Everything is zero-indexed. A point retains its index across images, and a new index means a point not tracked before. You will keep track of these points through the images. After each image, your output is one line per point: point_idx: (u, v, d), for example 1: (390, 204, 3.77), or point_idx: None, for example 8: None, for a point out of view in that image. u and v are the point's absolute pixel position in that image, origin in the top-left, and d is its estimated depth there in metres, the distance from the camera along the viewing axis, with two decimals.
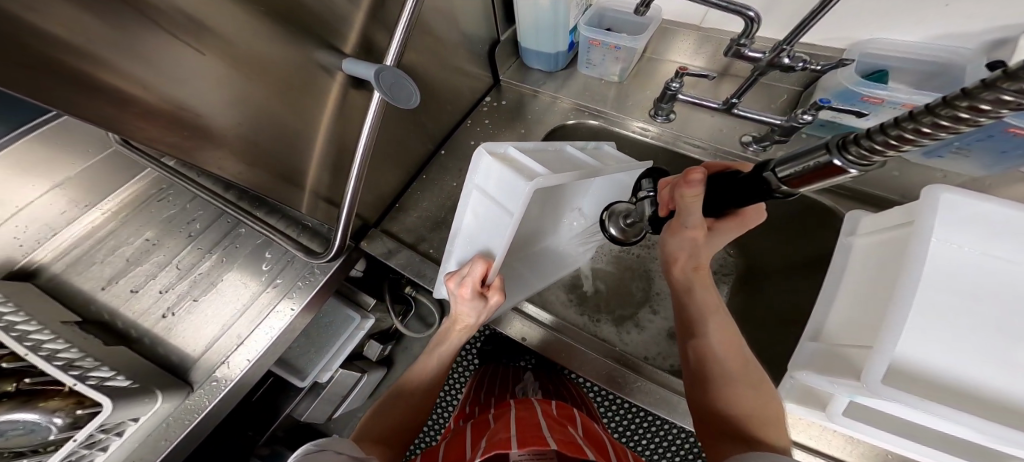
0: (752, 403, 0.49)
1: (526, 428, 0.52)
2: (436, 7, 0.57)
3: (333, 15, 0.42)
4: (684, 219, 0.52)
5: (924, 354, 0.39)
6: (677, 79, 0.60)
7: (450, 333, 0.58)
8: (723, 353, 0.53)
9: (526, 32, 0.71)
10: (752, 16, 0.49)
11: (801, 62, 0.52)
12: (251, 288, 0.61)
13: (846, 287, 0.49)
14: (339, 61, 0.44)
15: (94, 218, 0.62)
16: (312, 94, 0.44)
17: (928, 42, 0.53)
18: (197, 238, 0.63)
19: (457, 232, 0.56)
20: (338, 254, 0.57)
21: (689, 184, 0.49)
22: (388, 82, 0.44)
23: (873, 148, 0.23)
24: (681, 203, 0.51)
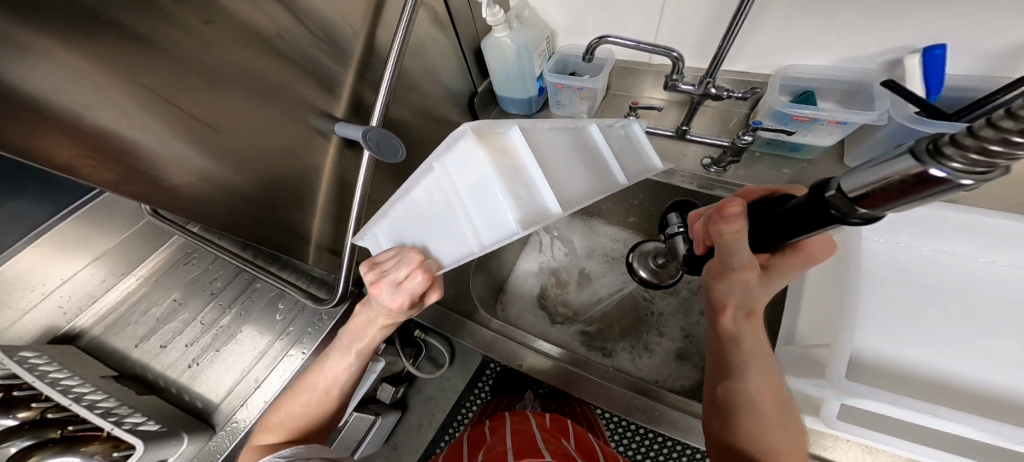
0: (780, 442, 0.41)
1: (522, 441, 0.53)
2: (417, 72, 0.67)
3: (326, 93, 0.52)
4: (728, 260, 0.42)
5: (880, 345, 0.48)
6: (632, 112, 0.70)
7: (371, 327, 0.53)
8: (762, 398, 0.43)
9: (500, 84, 0.81)
10: (676, 56, 0.54)
11: (726, 91, 0.57)
12: (267, 338, 0.68)
13: (812, 289, 0.51)
14: (332, 125, 0.54)
15: (128, 285, 0.73)
16: (310, 156, 0.53)
17: (839, 64, 0.61)
18: (219, 295, 0.72)
19: (401, 197, 0.45)
20: (341, 300, 0.63)
21: (728, 218, 0.39)
22: (375, 140, 0.51)
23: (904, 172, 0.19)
24: (720, 241, 0.41)
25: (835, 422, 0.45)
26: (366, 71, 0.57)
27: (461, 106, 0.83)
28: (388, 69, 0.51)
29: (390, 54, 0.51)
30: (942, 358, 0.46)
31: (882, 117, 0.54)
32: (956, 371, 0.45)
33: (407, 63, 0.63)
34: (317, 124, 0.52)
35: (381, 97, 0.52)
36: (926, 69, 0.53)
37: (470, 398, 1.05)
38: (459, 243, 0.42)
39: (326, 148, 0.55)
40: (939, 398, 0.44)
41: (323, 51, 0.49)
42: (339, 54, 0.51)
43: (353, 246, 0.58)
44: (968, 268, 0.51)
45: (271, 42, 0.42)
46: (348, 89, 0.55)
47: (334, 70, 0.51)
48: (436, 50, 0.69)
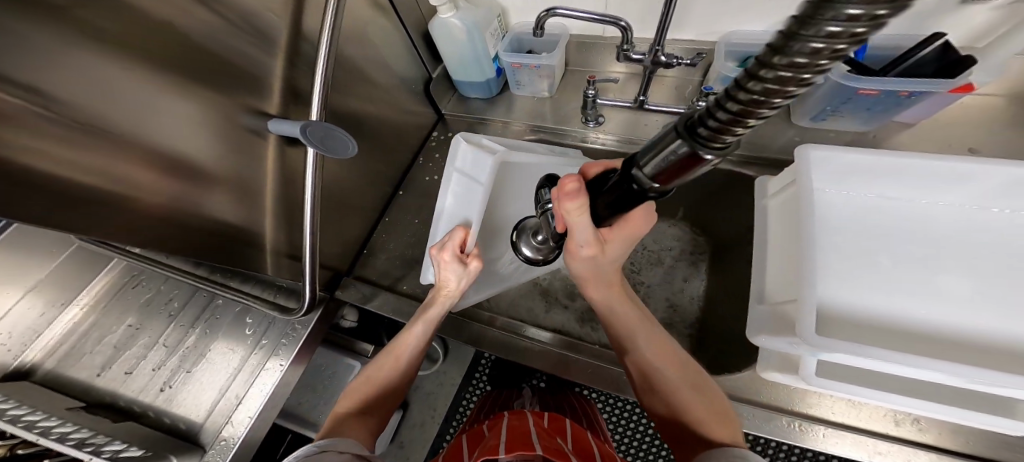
0: (696, 403, 0.44)
1: (516, 435, 0.54)
2: (363, 59, 0.64)
3: (254, 87, 0.48)
4: (575, 237, 0.43)
5: (841, 300, 0.48)
6: (591, 86, 0.67)
7: (432, 306, 0.59)
8: (661, 363, 0.48)
9: (455, 69, 0.78)
10: (625, 25, 0.53)
11: (676, 58, 0.56)
12: (239, 353, 0.66)
13: (776, 253, 0.50)
14: (266, 123, 0.51)
15: (72, 315, 0.70)
16: (249, 156, 0.50)
17: (773, 28, 0.62)
18: (179, 315, 0.70)
19: (440, 213, 0.66)
20: (311, 307, 0.61)
21: (569, 195, 0.39)
22: (317, 135, 0.49)
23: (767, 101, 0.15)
24: (566, 220, 0.41)
25: (812, 379, 0.43)
26: (296, 60, 0.53)
27: (416, 94, 0.80)
28: (321, 57, 0.48)
29: (320, 40, 0.48)
30: (908, 305, 0.47)
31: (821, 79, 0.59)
32: (912, 316, 0.47)
33: (348, 50, 0.60)
34: (247, 123, 0.48)
35: (318, 90, 0.49)
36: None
37: (468, 390, 1.04)
38: (476, 205, 0.62)
39: (265, 148, 0.52)
40: (911, 345, 0.45)
41: (244, 41, 0.45)
42: (262, 44, 0.48)
43: (312, 250, 0.55)
44: (914, 209, 0.51)
45: (180, 31, 0.38)
46: (279, 82, 0.51)
47: (258, 61, 0.48)
48: (379, 36, 0.66)
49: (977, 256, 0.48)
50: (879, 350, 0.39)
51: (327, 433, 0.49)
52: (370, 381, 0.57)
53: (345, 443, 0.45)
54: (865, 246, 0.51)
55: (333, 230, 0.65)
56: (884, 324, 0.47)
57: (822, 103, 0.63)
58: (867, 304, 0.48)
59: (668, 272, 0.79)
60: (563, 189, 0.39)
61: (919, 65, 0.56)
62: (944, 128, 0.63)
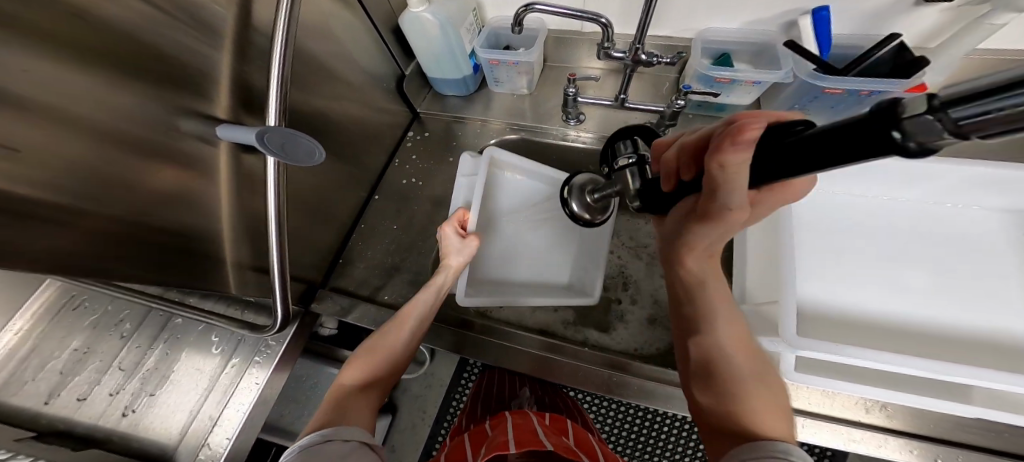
0: (759, 397, 0.40)
1: (523, 433, 0.57)
2: (328, 55, 0.60)
3: (200, 84, 0.43)
4: (720, 199, 0.31)
5: (820, 297, 0.49)
6: (571, 85, 0.65)
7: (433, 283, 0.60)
8: (734, 349, 0.42)
9: (430, 66, 0.75)
10: (605, 22, 0.51)
11: (656, 58, 0.56)
12: (208, 373, 0.61)
13: (754, 254, 0.52)
14: (214, 129, 0.46)
15: (8, 341, 0.64)
16: (201, 166, 0.45)
17: (746, 27, 0.63)
18: (133, 336, 0.64)
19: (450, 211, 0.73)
20: (284, 324, 0.57)
21: (746, 142, 0.27)
22: (276, 143, 0.45)
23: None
24: (717, 175, 0.29)
25: (792, 375, 0.45)
26: (247, 54, 0.49)
27: (388, 92, 0.76)
28: (276, 54, 0.44)
29: (275, 35, 0.44)
30: (879, 300, 0.49)
31: (788, 74, 0.58)
32: (882, 311, 0.48)
33: (311, 47, 0.56)
34: (196, 126, 0.44)
35: (274, 90, 0.45)
36: (816, 31, 0.56)
37: (458, 389, 1.02)
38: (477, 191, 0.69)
39: (218, 153, 0.47)
40: (883, 338, 0.47)
41: (183, 31, 0.40)
42: (206, 37, 0.43)
43: (281, 263, 0.51)
44: (878, 206, 0.54)
45: (107, 29, 0.34)
46: (229, 79, 0.47)
47: (202, 56, 0.43)
48: (344, 30, 0.62)
49: (935, 247, 0.50)
50: (855, 349, 0.41)
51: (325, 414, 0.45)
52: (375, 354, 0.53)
53: (352, 430, 0.43)
54: (838, 244, 0.52)
55: (303, 238, 0.61)
56: (860, 320, 0.48)
57: (789, 100, 0.62)
58: (843, 300, 0.49)
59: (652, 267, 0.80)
60: (738, 135, 0.27)
61: (875, 66, 0.55)
62: None
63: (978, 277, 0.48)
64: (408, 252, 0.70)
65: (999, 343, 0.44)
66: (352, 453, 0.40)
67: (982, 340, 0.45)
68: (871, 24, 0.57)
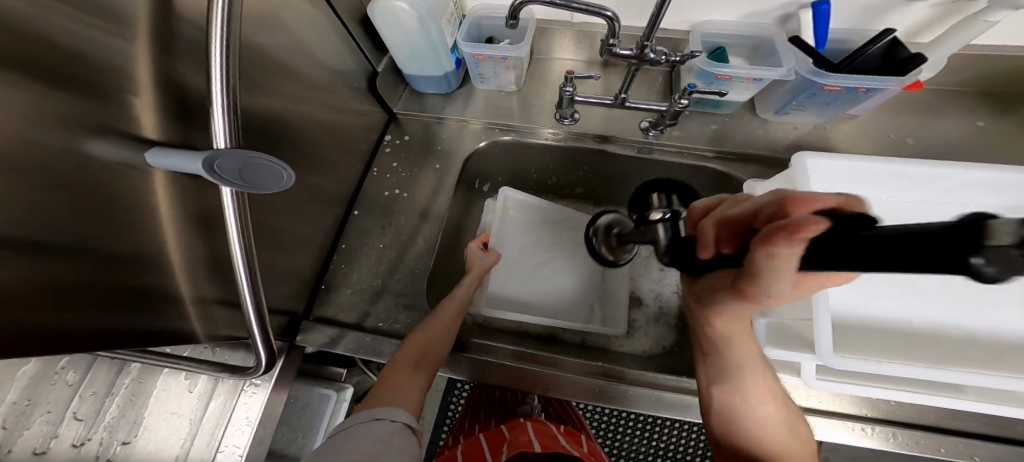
0: (782, 436, 0.44)
1: (546, 438, 0.56)
2: (283, 53, 0.51)
3: (120, 93, 0.33)
4: (767, 285, 0.28)
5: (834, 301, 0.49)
6: (569, 84, 0.61)
7: (459, 293, 0.62)
8: (754, 394, 0.45)
9: (406, 61, 0.68)
10: (611, 15, 0.48)
11: (664, 55, 0.53)
12: (188, 416, 0.61)
13: None
14: (144, 155, 0.36)
15: None
16: (141, 200, 0.37)
17: (743, 19, 0.59)
18: (85, 383, 0.61)
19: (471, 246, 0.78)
20: (272, 362, 0.51)
21: (794, 241, 0.24)
22: (233, 169, 0.35)
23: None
24: (765, 263, 0.27)
25: (814, 383, 0.47)
26: (176, 49, 0.38)
27: (356, 91, 0.68)
28: (216, 48, 0.34)
29: (210, 23, 0.34)
30: (889, 303, 0.49)
31: (789, 73, 0.55)
32: (895, 315, 0.48)
33: (261, 44, 0.48)
34: (124, 148, 0.34)
35: (219, 94, 0.35)
36: (814, 24, 0.54)
37: (454, 392, 0.97)
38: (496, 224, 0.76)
39: (157, 178, 0.38)
40: (907, 345, 0.47)
41: (79, 22, 0.30)
42: (127, 39, 0.34)
43: (254, 302, 0.44)
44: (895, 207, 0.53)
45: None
46: (157, 84, 0.37)
47: (116, 58, 0.33)
48: (300, 22, 0.53)
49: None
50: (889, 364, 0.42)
51: (382, 386, 0.52)
52: (419, 338, 0.55)
53: (396, 412, 0.47)
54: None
55: (272, 266, 0.53)
56: (877, 326, 0.48)
57: (785, 95, 0.60)
58: (866, 306, 0.49)
59: (646, 264, 0.80)
60: (794, 229, 0.24)
61: (866, 63, 0.54)
62: (910, 112, 0.65)
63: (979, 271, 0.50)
64: (396, 272, 0.64)
65: (1002, 343, 0.45)
66: (394, 435, 0.45)
67: (988, 339, 0.46)
68: (863, 19, 0.55)
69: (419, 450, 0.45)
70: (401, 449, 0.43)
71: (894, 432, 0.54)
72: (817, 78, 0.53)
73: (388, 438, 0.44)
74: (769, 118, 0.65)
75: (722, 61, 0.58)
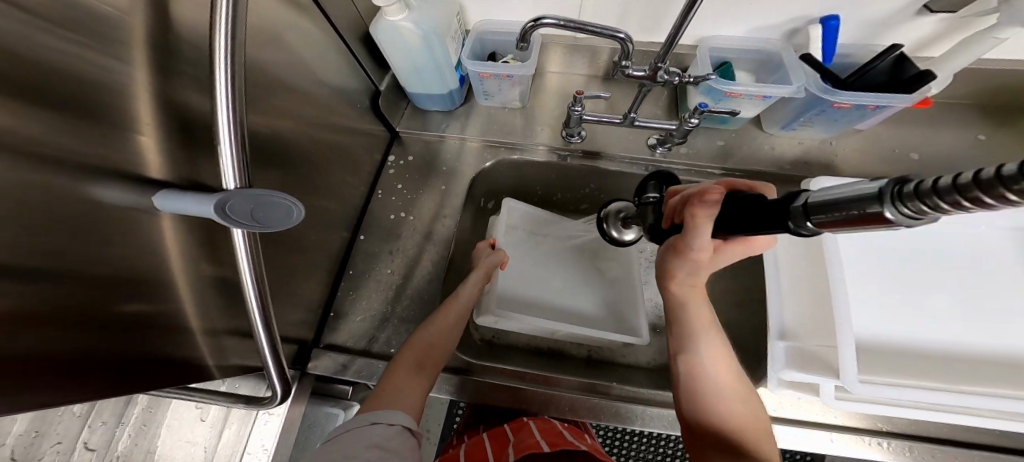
0: (740, 414, 0.46)
1: (551, 433, 0.57)
2: (290, 79, 0.51)
3: (115, 121, 0.31)
4: (689, 241, 0.41)
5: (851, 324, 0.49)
6: (578, 104, 0.60)
7: (462, 290, 0.60)
8: (713, 370, 0.48)
9: (409, 79, 0.67)
10: (624, 37, 0.47)
11: (676, 76, 0.53)
12: (202, 444, 0.62)
13: (795, 288, 0.52)
14: (150, 198, 0.35)
15: None
16: (148, 244, 0.36)
17: (750, 34, 0.58)
18: (93, 414, 0.61)
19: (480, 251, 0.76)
20: (287, 391, 0.50)
21: (707, 203, 0.38)
22: (246, 209, 0.35)
23: (931, 210, 0.15)
24: (689, 224, 0.39)
25: (833, 403, 0.45)
26: (175, 69, 0.36)
27: (360, 111, 0.67)
28: (221, 80, 0.33)
29: (213, 51, 0.32)
30: (904, 324, 0.49)
31: (799, 90, 0.54)
32: (906, 337, 0.49)
33: (266, 74, 0.47)
34: (128, 192, 0.33)
35: (223, 126, 0.34)
36: (823, 39, 0.54)
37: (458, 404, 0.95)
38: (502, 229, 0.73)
39: (164, 218, 0.37)
40: (923, 369, 0.47)
41: (69, 43, 0.27)
42: (134, 82, 0.32)
43: (267, 337, 0.44)
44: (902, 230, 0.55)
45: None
46: (159, 121, 0.35)
47: (118, 95, 0.31)
48: (303, 44, 0.53)
49: (947, 270, 0.52)
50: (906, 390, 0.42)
51: (382, 386, 0.50)
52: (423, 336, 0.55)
53: (394, 415, 0.45)
54: (860, 266, 0.53)
55: (279, 293, 0.52)
56: (894, 349, 0.48)
57: (794, 111, 0.60)
58: (885, 330, 0.49)
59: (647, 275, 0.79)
60: (706, 196, 0.38)
61: (872, 77, 0.54)
62: (919, 125, 0.64)
63: (989, 292, 0.50)
64: (404, 295, 0.63)
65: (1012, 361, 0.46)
66: (391, 439, 0.43)
67: (1001, 359, 0.46)
68: (872, 31, 0.55)
69: (416, 456, 0.43)
70: (400, 454, 0.41)
71: (909, 446, 0.54)
72: (826, 96, 0.53)
73: (384, 443, 0.42)
74: (770, 132, 0.65)
75: (729, 76, 0.58)
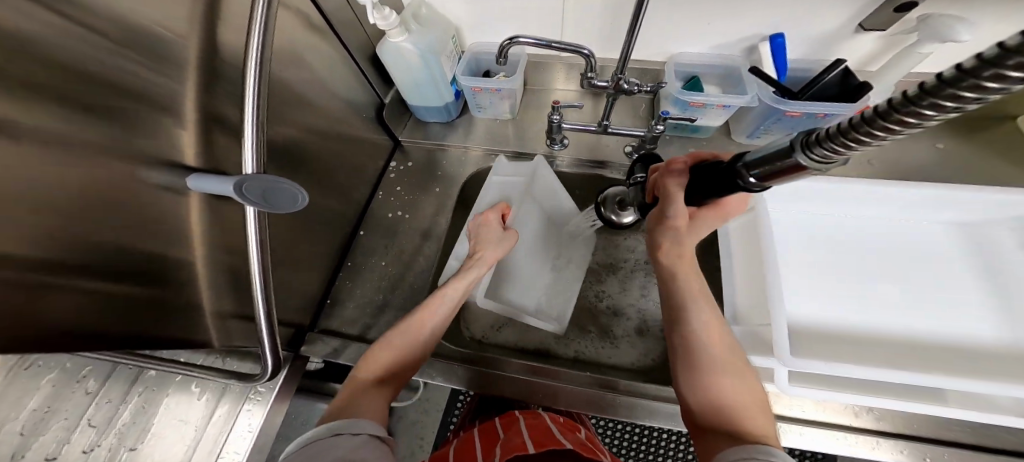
0: (739, 391, 0.44)
1: (540, 433, 0.57)
2: (306, 85, 0.58)
3: (162, 119, 0.38)
4: (666, 209, 0.45)
5: (804, 312, 0.53)
6: (556, 113, 0.67)
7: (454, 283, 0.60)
8: (709, 341, 0.46)
9: (410, 92, 0.75)
10: (587, 53, 0.54)
11: (636, 85, 0.59)
12: (194, 423, 0.65)
13: (743, 274, 0.55)
14: (184, 182, 0.41)
15: None
16: (178, 224, 0.42)
17: (713, 50, 0.65)
18: (101, 391, 0.67)
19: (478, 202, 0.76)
20: (275, 370, 0.54)
21: (675, 173, 0.45)
22: (256, 191, 0.41)
23: (834, 151, 0.20)
24: (664, 192, 0.45)
25: (788, 389, 0.45)
26: (216, 84, 0.44)
27: (367, 121, 0.75)
28: (250, 88, 0.40)
29: (247, 66, 0.40)
30: (889, 317, 0.52)
31: (752, 100, 0.60)
32: (883, 327, 0.51)
33: (288, 88, 0.55)
34: (167, 178, 0.40)
35: (250, 126, 0.41)
36: (773, 55, 0.59)
37: (455, 410, 0.97)
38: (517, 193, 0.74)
39: (192, 202, 0.43)
40: (904, 359, 0.49)
41: (136, 58, 0.35)
42: (175, 82, 0.39)
43: (268, 313, 0.48)
44: (876, 225, 0.58)
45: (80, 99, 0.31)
46: (198, 123, 0.42)
47: (164, 100, 0.38)
48: (318, 60, 0.60)
49: (926, 267, 0.54)
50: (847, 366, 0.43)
51: (346, 400, 0.48)
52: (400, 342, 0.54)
53: (362, 424, 0.43)
54: (819, 259, 0.57)
55: (284, 278, 0.58)
56: (878, 339, 0.51)
57: (755, 120, 0.65)
58: (861, 321, 0.52)
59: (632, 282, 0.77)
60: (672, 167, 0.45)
61: (824, 89, 0.58)
62: None
63: (961, 288, 0.52)
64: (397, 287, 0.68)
65: (986, 352, 0.48)
66: (358, 449, 0.40)
67: (968, 349, 0.48)
68: (820, 47, 0.61)
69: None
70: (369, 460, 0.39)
71: None
72: (779, 107, 0.58)
73: (355, 451, 0.40)
74: (738, 140, 0.70)
75: (697, 89, 0.64)
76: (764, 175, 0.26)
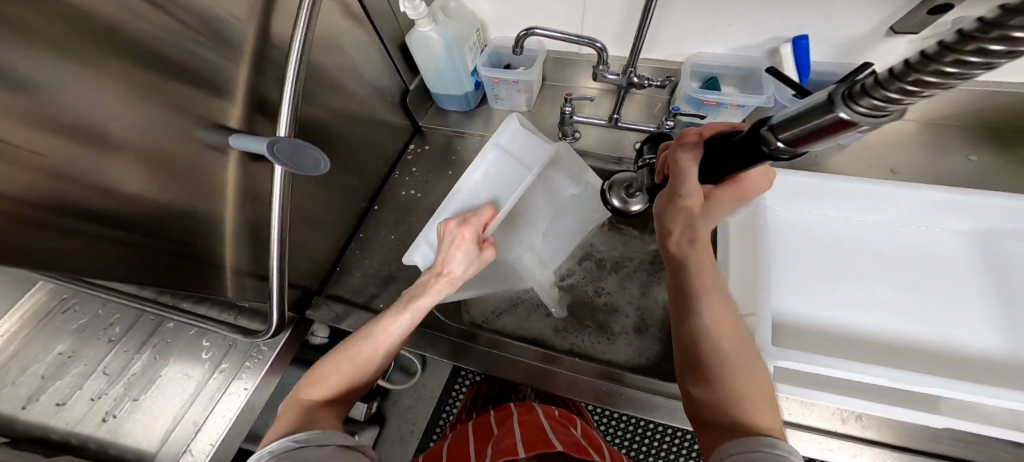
0: (750, 386, 0.41)
1: (531, 432, 0.57)
2: (338, 67, 0.62)
3: (211, 88, 0.43)
4: (678, 187, 0.44)
5: (799, 311, 0.53)
6: (568, 103, 0.70)
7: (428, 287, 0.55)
8: (719, 334, 0.44)
9: (434, 80, 0.79)
10: (601, 46, 0.55)
11: (648, 80, 0.61)
12: (195, 379, 0.69)
13: (739, 269, 0.55)
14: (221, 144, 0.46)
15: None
16: (214, 183, 0.46)
17: (737, 50, 0.65)
18: (121, 340, 0.72)
19: (458, 190, 0.70)
20: (280, 329, 0.57)
21: (686, 146, 0.43)
22: (285, 152, 0.44)
23: (887, 99, 0.16)
24: (673, 169, 0.44)
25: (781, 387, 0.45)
26: (263, 67, 0.48)
27: (392, 105, 0.79)
28: (290, 66, 0.44)
29: (290, 49, 0.44)
30: (892, 322, 0.51)
31: (771, 99, 0.61)
32: (879, 330, 0.51)
33: (322, 68, 0.59)
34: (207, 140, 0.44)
35: (286, 102, 0.45)
36: (796, 58, 0.60)
37: (448, 400, 0.99)
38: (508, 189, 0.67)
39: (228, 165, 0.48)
40: (904, 361, 0.48)
41: (200, 38, 0.40)
42: (228, 56, 0.43)
43: (281, 271, 0.51)
44: (880, 228, 0.57)
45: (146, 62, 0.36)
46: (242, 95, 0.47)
47: (217, 73, 0.43)
48: (352, 44, 0.64)
49: (931, 272, 0.54)
50: (826, 359, 0.44)
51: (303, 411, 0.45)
52: (355, 354, 0.50)
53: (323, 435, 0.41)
54: (820, 261, 0.56)
55: (300, 242, 0.62)
56: (874, 340, 0.50)
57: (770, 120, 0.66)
58: (865, 325, 0.51)
59: (631, 281, 0.78)
60: (683, 140, 0.43)
61: None
62: (901, 150, 0.68)
63: (966, 297, 0.52)
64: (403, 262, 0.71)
65: (992, 363, 0.47)
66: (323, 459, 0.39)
67: (974, 358, 0.48)
68: (843, 52, 0.61)
69: None
70: None
71: None
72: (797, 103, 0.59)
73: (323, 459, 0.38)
74: None
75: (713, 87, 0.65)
76: (791, 139, 0.22)
